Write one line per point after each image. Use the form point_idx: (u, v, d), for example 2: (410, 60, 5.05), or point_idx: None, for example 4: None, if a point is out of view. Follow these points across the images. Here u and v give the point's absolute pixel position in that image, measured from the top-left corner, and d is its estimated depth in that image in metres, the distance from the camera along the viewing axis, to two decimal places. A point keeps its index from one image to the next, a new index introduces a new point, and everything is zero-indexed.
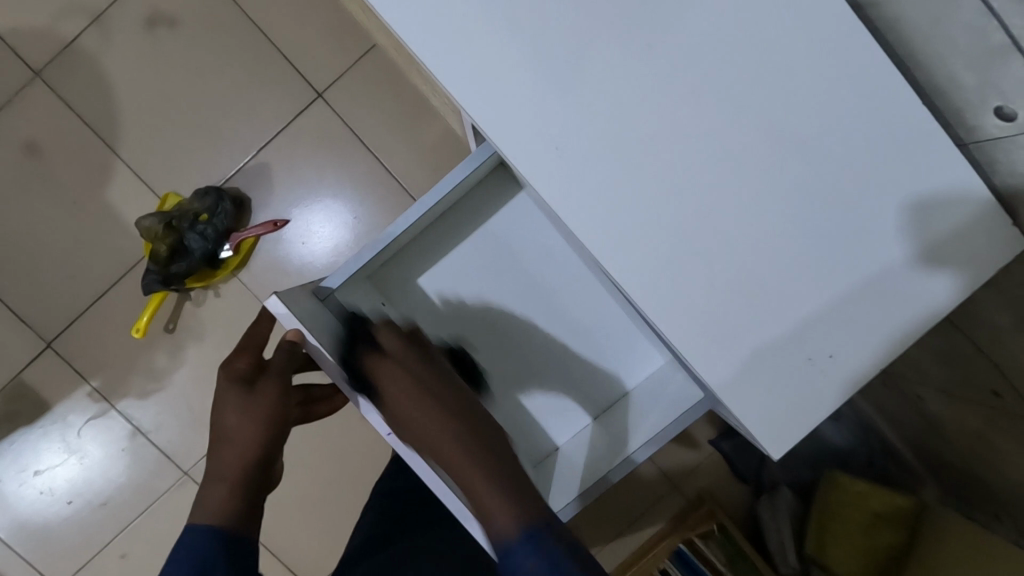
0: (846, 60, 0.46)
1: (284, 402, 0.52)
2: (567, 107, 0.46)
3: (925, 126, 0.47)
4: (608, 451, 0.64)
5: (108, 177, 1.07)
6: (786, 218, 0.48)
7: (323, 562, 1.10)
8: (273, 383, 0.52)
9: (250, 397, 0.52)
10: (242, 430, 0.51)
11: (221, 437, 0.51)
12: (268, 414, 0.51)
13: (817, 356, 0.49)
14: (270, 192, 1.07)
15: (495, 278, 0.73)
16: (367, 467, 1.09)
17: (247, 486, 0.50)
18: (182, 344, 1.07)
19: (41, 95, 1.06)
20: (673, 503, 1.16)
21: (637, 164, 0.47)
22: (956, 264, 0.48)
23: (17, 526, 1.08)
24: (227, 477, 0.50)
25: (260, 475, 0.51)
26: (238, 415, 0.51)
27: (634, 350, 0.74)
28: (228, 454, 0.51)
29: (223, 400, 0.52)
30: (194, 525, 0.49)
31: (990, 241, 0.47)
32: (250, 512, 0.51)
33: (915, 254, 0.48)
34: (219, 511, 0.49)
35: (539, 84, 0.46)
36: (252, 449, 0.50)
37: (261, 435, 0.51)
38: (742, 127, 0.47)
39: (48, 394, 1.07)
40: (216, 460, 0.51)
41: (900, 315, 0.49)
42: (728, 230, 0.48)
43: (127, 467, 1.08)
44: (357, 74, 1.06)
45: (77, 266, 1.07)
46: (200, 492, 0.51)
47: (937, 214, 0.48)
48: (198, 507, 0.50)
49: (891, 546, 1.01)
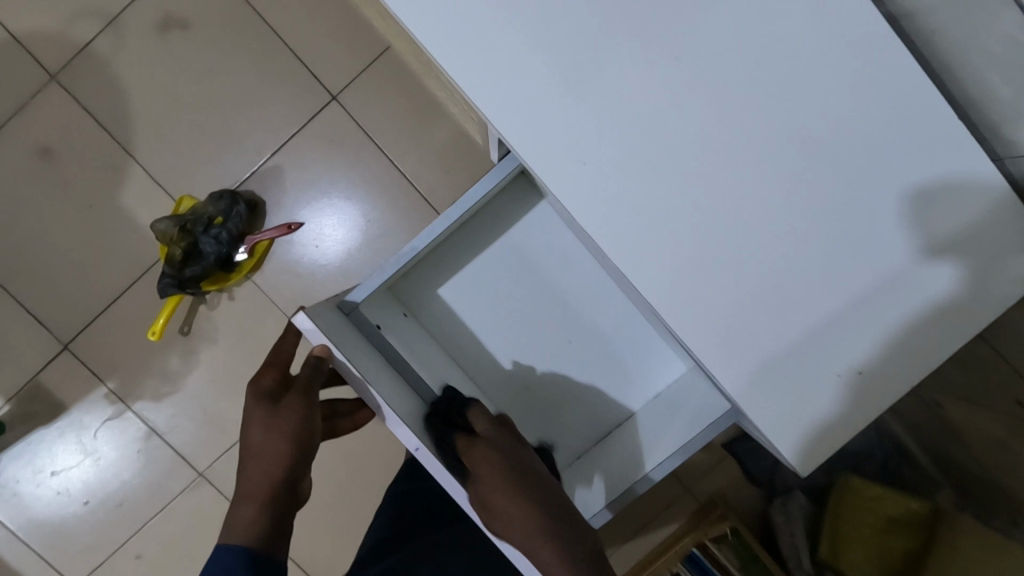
0: (875, 70, 0.46)
1: (310, 417, 0.52)
2: (593, 120, 0.46)
3: (937, 125, 0.46)
4: (631, 463, 0.64)
5: (123, 180, 1.07)
6: (797, 223, 0.47)
7: (335, 563, 1.10)
8: (298, 398, 0.52)
9: (275, 412, 0.52)
10: (268, 446, 0.50)
11: (249, 454, 0.51)
12: (293, 429, 0.51)
13: (841, 366, 0.48)
14: (284, 195, 1.07)
15: (516, 287, 0.73)
16: (380, 469, 1.09)
17: (275, 504, 0.50)
18: (197, 347, 1.08)
19: (57, 98, 1.06)
20: (685, 505, 1.16)
21: (660, 174, 0.47)
22: (966, 254, 0.47)
23: (34, 525, 1.09)
24: (255, 495, 0.50)
25: (288, 492, 0.51)
26: (264, 430, 0.51)
27: (654, 357, 0.73)
28: (256, 470, 0.51)
29: (249, 416, 0.52)
30: (223, 546, 0.49)
31: (1001, 228, 0.46)
32: (279, 531, 0.50)
33: (922, 247, 0.47)
34: (247, 531, 0.49)
35: (563, 96, 0.46)
36: (280, 466, 0.50)
37: (288, 451, 0.50)
38: (768, 137, 0.47)
39: (64, 395, 1.08)
40: (244, 478, 0.51)
41: (911, 309, 0.48)
42: (749, 240, 0.48)
43: (142, 468, 1.09)
44: (371, 76, 1.06)
45: (92, 268, 1.07)
46: (230, 511, 0.51)
47: (941, 204, 0.47)
48: (227, 528, 0.50)
49: (905, 552, 1.00)
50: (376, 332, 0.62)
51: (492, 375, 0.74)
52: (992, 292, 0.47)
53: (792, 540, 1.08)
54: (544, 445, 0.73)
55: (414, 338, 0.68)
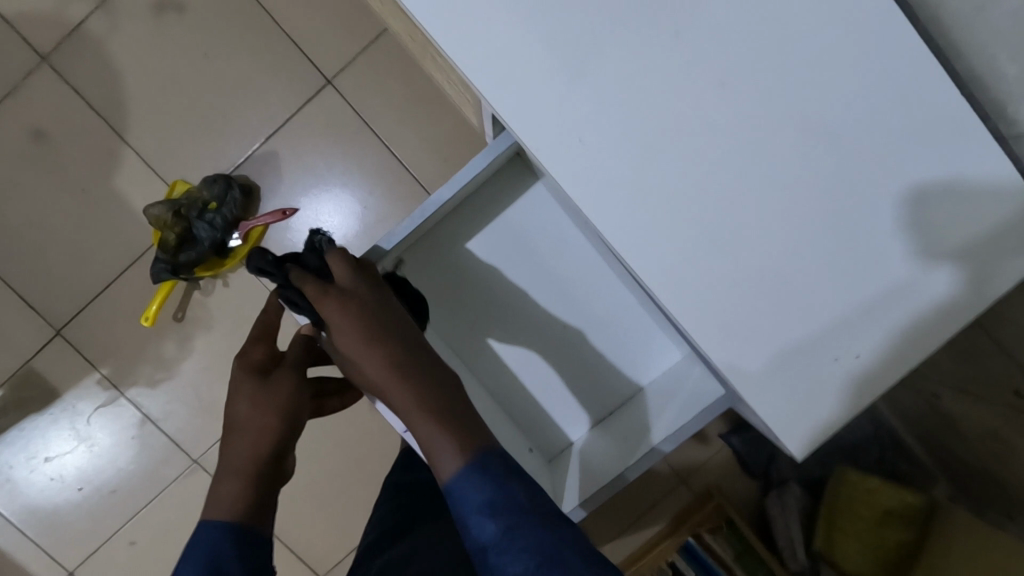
0: (885, 49, 0.44)
1: (298, 394, 0.52)
2: (595, 99, 0.45)
3: (957, 116, 0.45)
4: (626, 450, 0.64)
5: (116, 164, 1.06)
6: (802, 212, 0.46)
7: (331, 551, 1.10)
8: (289, 374, 0.52)
9: (265, 388, 0.51)
10: (255, 420, 0.50)
11: (234, 427, 0.50)
12: (281, 405, 0.51)
13: (844, 355, 0.48)
14: (279, 180, 1.06)
15: (511, 271, 0.72)
16: (375, 457, 1.09)
17: (261, 481, 0.49)
18: (191, 333, 1.07)
19: (49, 80, 1.05)
20: (680, 497, 1.15)
21: (661, 156, 0.46)
22: (972, 258, 0.45)
23: (28, 512, 1.09)
24: (240, 470, 0.49)
25: (274, 469, 0.50)
26: (252, 403, 0.50)
27: (649, 345, 0.73)
28: (241, 446, 0.50)
29: (237, 390, 0.51)
30: (208, 521, 0.48)
31: (1010, 228, 0.45)
32: (264, 508, 0.50)
33: (928, 245, 0.46)
34: (234, 506, 0.48)
35: (565, 75, 0.45)
36: (265, 441, 0.50)
37: (276, 426, 0.50)
38: (774, 118, 0.45)
39: (57, 381, 1.07)
40: (227, 454, 0.50)
41: (913, 310, 0.47)
42: (756, 227, 0.47)
43: (136, 455, 1.09)
44: (368, 61, 1.04)
45: (85, 253, 1.06)
46: (213, 484, 0.50)
47: (955, 202, 0.45)
48: (211, 503, 0.49)
49: (901, 544, 1.00)
50: None
51: (485, 356, 0.73)
52: (990, 295, 0.46)
53: (788, 532, 1.07)
54: (541, 432, 0.75)
55: None
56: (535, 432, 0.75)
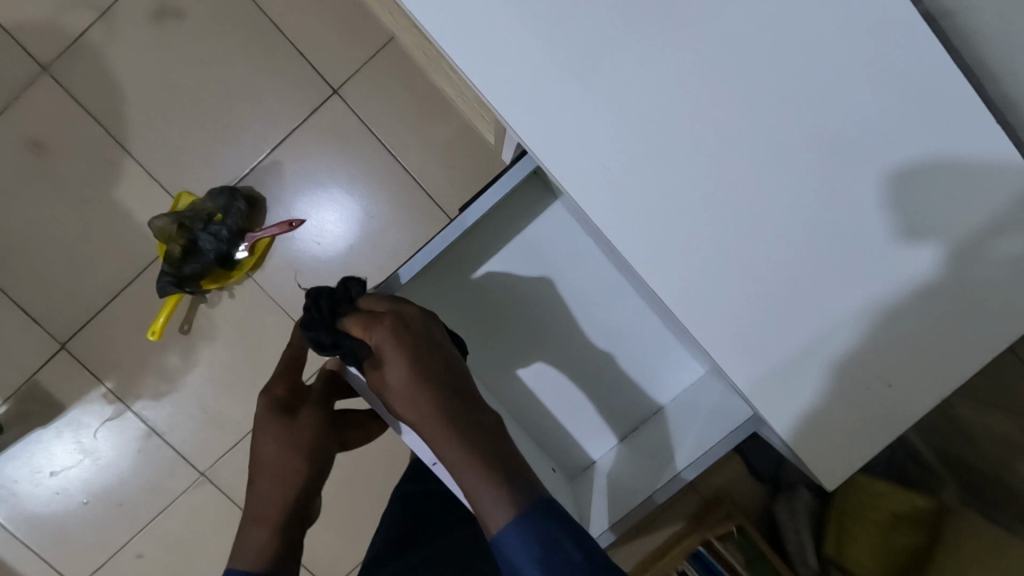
0: (922, 71, 0.43)
1: (324, 433, 0.52)
2: (626, 128, 0.45)
3: (965, 111, 0.43)
4: (652, 472, 0.64)
5: (118, 175, 1.04)
6: (815, 230, 0.46)
7: (341, 562, 1.10)
8: (313, 412, 0.52)
9: (290, 426, 0.51)
10: (281, 462, 0.49)
11: (260, 471, 0.49)
12: (308, 446, 0.50)
13: (826, 354, 0.47)
14: (284, 191, 1.05)
15: (529, 290, 0.71)
16: (383, 468, 1.08)
17: (288, 525, 0.49)
18: (196, 345, 1.06)
19: (49, 90, 1.03)
20: (690, 502, 1.15)
21: (691, 185, 0.46)
22: (941, 233, 0.45)
23: (33, 526, 1.08)
24: (267, 516, 0.48)
25: (301, 511, 0.50)
26: (277, 444, 0.50)
27: (670, 361, 0.72)
28: (267, 490, 0.49)
29: (262, 429, 0.50)
30: (233, 569, 0.47)
31: (987, 198, 0.44)
32: (291, 553, 0.49)
33: (901, 228, 0.45)
34: (260, 556, 0.47)
35: (598, 103, 0.44)
36: (291, 484, 0.49)
37: (303, 468, 0.50)
38: (805, 145, 0.45)
39: (62, 394, 1.06)
40: (254, 499, 0.49)
41: (885, 291, 0.46)
42: (786, 254, 0.46)
43: (142, 468, 1.08)
44: (373, 68, 1.03)
45: (88, 265, 1.05)
46: (240, 532, 0.49)
47: (929, 180, 0.44)
48: (237, 551, 0.48)
49: (911, 549, 0.99)
50: None
51: (505, 377, 0.74)
52: (974, 276, 0.45)
53: (797, 536, 1.08)
54: (563, 453, 0.76)
55: None
56: (557, 452, 0.76)
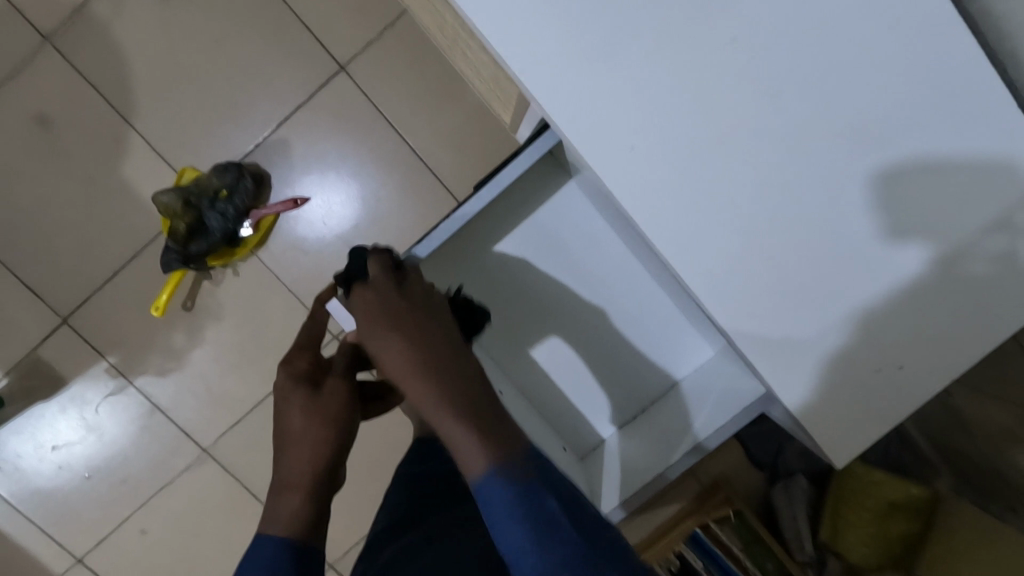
0: (955, 77, 0.43)
1: (349, 401, 0.52)
2: (653, 107, 0.44)
3: (989, 107, 0.43)
4: (663, 449, 0.65)
5: (123, 150, 1.03)
6: (832, 218, 0.46)
7: (344, 540, 1.11)
8: (338, 383, 0.53)
9: (316, 397, 0.52)
10: (308, 431, 0.50)
11: (286, 441, 0.50)
12: (334, 414, 0.51)
13: (817, 350, 0.48)
14: (290, 169, 1.04)
15: (541, 270, 0.71)
16: (387, 448, 1.09)
17: (318, 493, 0.49)
18: (200, 322, 1.06)
19: (53, 62, 1.01)
20: (689, 488, 1.16)
21: (717, 167, 0.45)
22: (933, 233, 0.45)
23: (36, 501, 1.08)
24: (297, 484, 0.48)
25: (331, 477, 0.50)
26: (303, 414, 0.50)
27: (680, 343, 0.73)
28: (294, 460, 0.49)
29: (287, 400, 0.51)
30: (265, 535, 0.46)
31: (982, 195, 0.44)
32: (321, 521, 0.49)
33: (890, 224, 0.45)
34: (291, 521, 0.47)
35: (628, 83, 0.44)
36: (318, 452, 0.49)
37: (327, 436, 0.50)
38: (829, 124, 0.44)
39: (64, 370, 1.06)
40: (283, 467, 0.50)
41: (876, 285, 0.46)
42: (805, 245, 0.46)
43: (145, 443, 1.08)
44: (381, 46, 1.02)
45: (92, 240, 1.04)
46: (268, 503, 0.49)
47: (929, 175, 0.44)
48: (268, 519, 0.47)
49: (905, 535, 1.01)
50: None
51: (516, 357, 0.74)
52: (962, 272, 0.46)
53: (794, 522, 1.08)
54: (573, 431, 0.76)
55: None
56: (566, 430, 0.76)
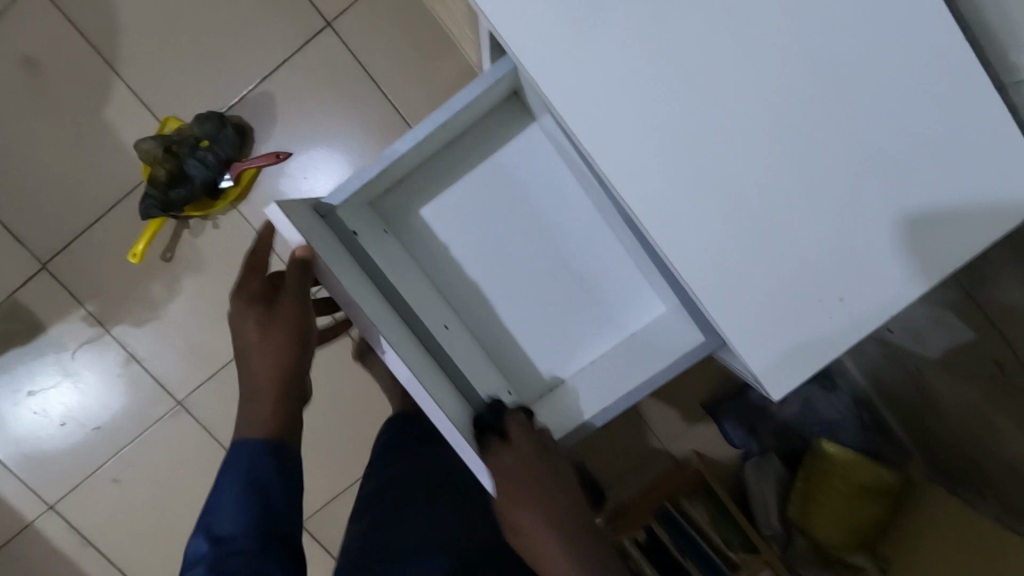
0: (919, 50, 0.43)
1: (305, 316, 0.56)
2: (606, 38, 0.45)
3: (967, 82, 0.43)
4: (601, 392, 0.64)
5: (108, 97, 1.03)
6: (833, 213, 0.46)
7: (320, 495, 1.12)
8: (289, 301, 0.56)
9: (270, 315, 0.56)
10: (267, 348, 0.55)
11: (250, 357, 0.56)
12: (290, 331, 0.55)
13: (834, 344, 0.47)
14: (274, 124, 1.04)
15: (498, 210, 0.72)
16: (363, 407, 1.10)
17: (287, 399, 0.56)
18: (178, 273, 1.06)
19: (40, 6, 1.02)
20: (664, 462, 1.16)
21: (672, 99, 0.45)
22: (949, 257, 0.45)
23: (11, 446, 1.09)
24: (266, 395, 0.55)
25: (297, 387, 0.57)
26: (260, 333, 0.55)
27: (631, 297, 0.72)
28: (260, 374, 0.55)
29: (244, 322, 0.56)
30: (244, 436, 0.55)
31: (986, 210, 0.44)
32: (294, 420, 0.57)
33: (900, 244, 0.45)
34: (266, 423, 0.55)
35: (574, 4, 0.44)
36: (279, 365, 0.55)
37: (286, 351, 0.55)
38: (797, 84, 0.44)
39: (42, 315, 1.06)
40: (251, 379, 0.56)
41: (887, 309, 0.46)
42: (811, 240, 0.46)
43: (120, 393, 1.08)
44: (367, 4, 1.02)
45: (74, 187, 1.05)
46: (245, 408, 0.56)
47: (943, 204, 0.44)
48: (245, 424, 0.56)
49: (873, 518, 1.00)
50: (353, 238, 0.61)
51: (468, 298, 0.73)
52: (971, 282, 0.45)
53: (763, 501, 1.07)
54: (520, 378, 0.72)
55: (390, 250, 0.68)
56: (513, 375, 0.72)
